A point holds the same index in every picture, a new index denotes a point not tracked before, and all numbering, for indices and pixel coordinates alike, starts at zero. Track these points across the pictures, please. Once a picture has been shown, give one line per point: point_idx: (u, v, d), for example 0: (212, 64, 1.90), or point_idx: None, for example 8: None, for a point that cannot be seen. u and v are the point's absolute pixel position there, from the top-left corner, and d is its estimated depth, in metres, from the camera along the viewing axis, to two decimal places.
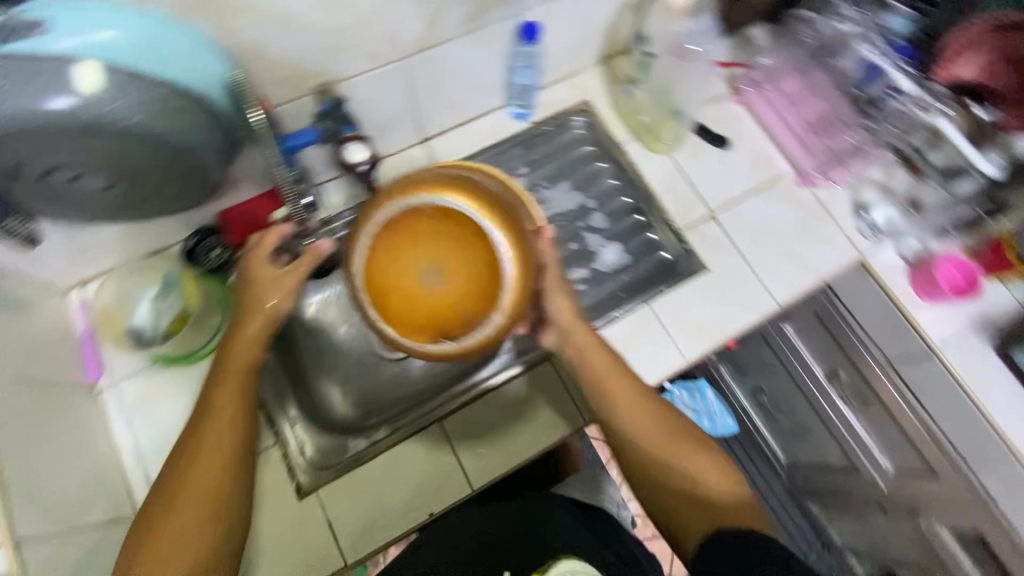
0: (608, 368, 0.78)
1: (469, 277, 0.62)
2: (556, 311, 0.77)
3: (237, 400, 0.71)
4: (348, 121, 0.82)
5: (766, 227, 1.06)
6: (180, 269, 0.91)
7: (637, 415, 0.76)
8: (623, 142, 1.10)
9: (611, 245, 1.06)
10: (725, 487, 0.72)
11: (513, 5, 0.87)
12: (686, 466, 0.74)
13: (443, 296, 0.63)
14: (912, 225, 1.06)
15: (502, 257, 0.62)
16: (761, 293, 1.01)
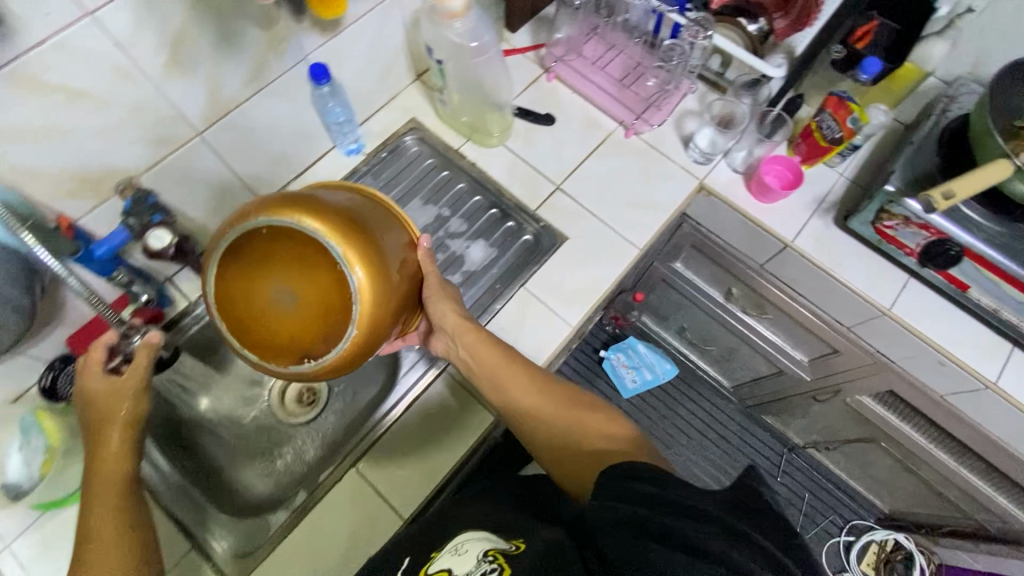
0: (498, 363, 0.86)
1: (328, 303, 0.58)
2: (442, 318, 0.83)
3: (123, 511, 0.69)
4: (157, 208, 0.81)
5: (610, 182, 1.12)
6: (34, 409, 0.87)
7: (527, 389, 0.85)
8: (458, 147, 1.14)
9: (476, 245, 1.09)
10: (614, 437, 0.79)
11: (293, 53, 0.89)
12: (579, 425, 0.81)
13: (298, 318, 0.58)
14: (735, 140, 1.11)
15: (374, 291, 0.60)
16: (621, 243, 1.07)
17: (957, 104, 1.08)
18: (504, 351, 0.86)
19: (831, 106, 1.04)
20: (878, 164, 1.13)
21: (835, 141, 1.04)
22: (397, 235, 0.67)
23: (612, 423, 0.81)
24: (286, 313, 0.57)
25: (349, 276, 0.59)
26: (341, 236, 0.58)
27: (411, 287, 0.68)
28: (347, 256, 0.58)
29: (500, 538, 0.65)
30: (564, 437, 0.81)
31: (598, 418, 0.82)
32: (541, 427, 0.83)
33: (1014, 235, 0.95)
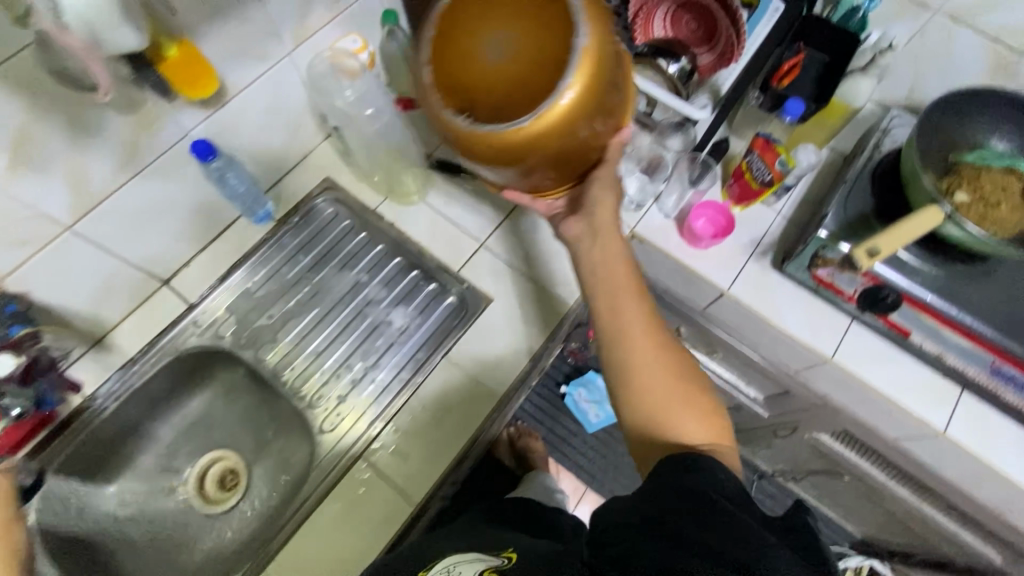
0: (620, 284, 0.69)
1: (567, 87, 0.51)
2: (594, 205, 0.70)
3: None
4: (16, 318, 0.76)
5: (536, 235, 1.06)
6: None
7: (648, 331, 0.67)
8: (377, 206, 1.07)
9: (398, 313, 1.02)
10: (706, 428, 0.63)
11: (169, 131, 0.82)
12: (686, 400, 0.64)
13: (516, 85, 0.50)
14: (666, 183, 1.07)
15: (552, 118, 0.50)
16: (550, 301, 1.01)
17: (889, 136, 1.04)
18: (636, 280, 0.70)
19: (758, 147, 0.99)
20: (817, 200, 1.08)
21: (765, 184, 1.00)
22: (621, 90, 0.55)
23: (709, 422, 0.63)
24: (495, 70, 0.50)
25: (563, 89, 0.50)
26: (604, 21, 0.52)
27: (584, 153, 0.59)
28: (588, 56, 0.50)
29: (489, 554, 0.69)
30: (647, 417, 0.64)
31: (704, 409, 0.64)
32: (634, 407, 0.65)
33: (948, 276, 0.91)
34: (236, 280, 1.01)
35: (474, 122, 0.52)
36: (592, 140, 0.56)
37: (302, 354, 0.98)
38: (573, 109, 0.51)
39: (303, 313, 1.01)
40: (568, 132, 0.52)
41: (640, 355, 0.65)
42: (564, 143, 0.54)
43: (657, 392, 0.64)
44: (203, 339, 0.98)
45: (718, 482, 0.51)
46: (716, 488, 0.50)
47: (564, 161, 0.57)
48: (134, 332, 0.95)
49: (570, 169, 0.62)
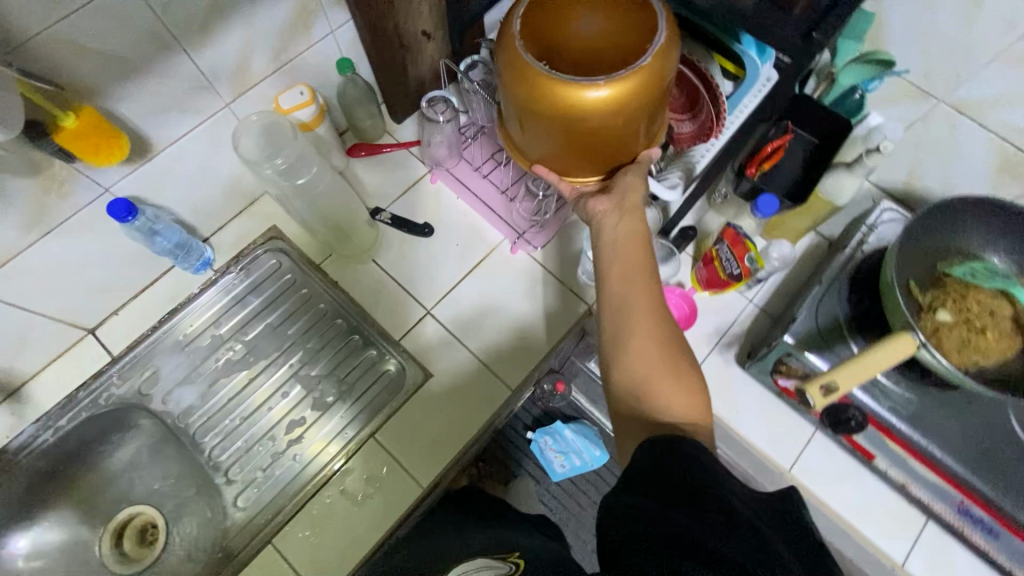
0: (634, 261, 0.66)
1: (630, 51, 0.57)
2: (626, 195, 0.68)
3: None
4: None
5: (486, 307, 1.00)
6: None
7: (644, 289, 0.64)
8: (321, 262, 1.02)
9: (330, 381, 0.96)
10: (687, 408, 0.59)
11: (85, 190, 0.77)
12: (669, 376, 0.60)
13: (596, 37, 0.58)
14: None
15: (617, 88, 0.55)
16: (492, 383, 0.95)
17: (875, 233, 0.96)
18: (645, 243, 0.68)
19: (728, 240, 0.93)
20: (790, 292, 1.01)
21: (733, 278, 0.92)
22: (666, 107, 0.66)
23: (694, 402, 0.59)
24: (584, 39, 0.58)
25: (646, 59, 0.56)
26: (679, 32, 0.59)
27: (586, 142, 0.62)
28: (664, 45, 0.57)
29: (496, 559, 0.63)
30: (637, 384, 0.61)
31: (693, 389, 0.60)
32: (621, 365, 0.62)
33: (920, 402, 0.84)
34: (165, 335, 0.96)
35: (541, 69, 0.56)
36: (641, 130, 0.63)
37: (225, 419, 0.93)
38: (616, 95, 0.56)
39: (231, 375, 0.96)
40: (609, 112, 0.57)
41: (643, 313, 0.63)
42: (595, 126, 0.58)
43: (653, 357, 0.61)
44: (123, 395, 0.93)
45: (715, 466, 0.47)
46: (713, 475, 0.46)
47: (586, 134, 0.60)
48: (54, 383, 0.92)
49: (581, 158, 0.65)
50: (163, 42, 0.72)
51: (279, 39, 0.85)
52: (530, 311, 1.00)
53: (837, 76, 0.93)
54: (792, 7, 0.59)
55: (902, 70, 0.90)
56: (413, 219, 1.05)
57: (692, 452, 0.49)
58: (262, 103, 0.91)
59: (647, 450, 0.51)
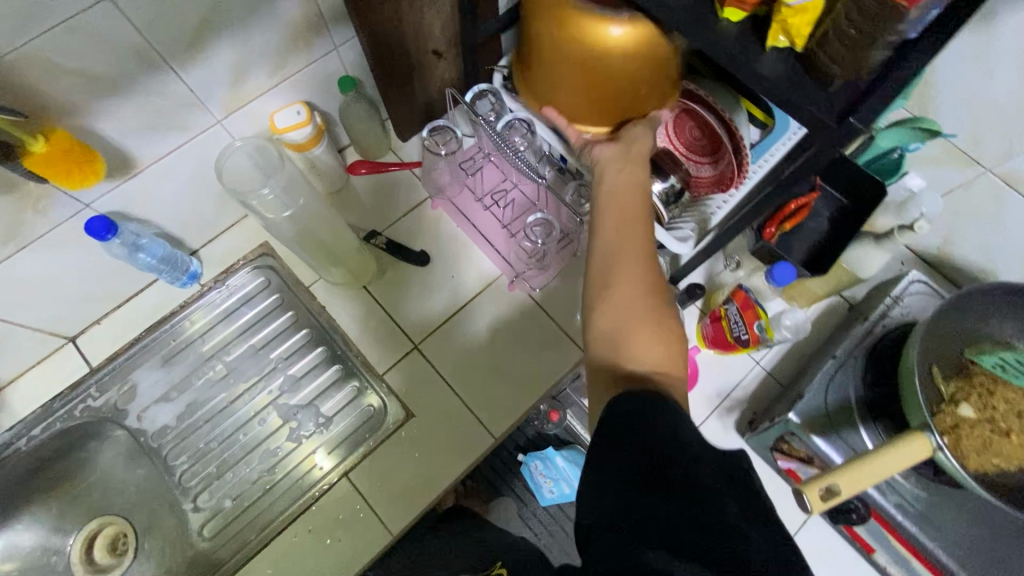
0: (629, 208, 0.61)
1: None
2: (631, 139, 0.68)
3: None
4: None
5: (476, 347, 0.96)
6: None
7: (633, 236, 0.60)
8: (310, 285, 0.98)
9: (308, 412, 0.93)
10: (664, 354, 0.54)
11: (64, 205, 0.74)
12: (652, 323, 0.55)
13: None
14: None
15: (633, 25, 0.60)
16: (476, 429, 0.91)
17: (899, 306, 0.89)
18: (642, 197, 0.63)
19: (738, 302, 0.87)
20: (801, 359, 0.94)
21: (740, 343, 0.86)
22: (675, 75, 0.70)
23: (672, 342, 0.55)
24: None
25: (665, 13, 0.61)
26: None
27: (596, 82, 0.64)
28: None
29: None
30: (616, 324, 0.56)
31: (672, 337, 0.55)
32: (601, 307, 0.57)
33: (930, 500, 0.78)
34: (145, 349, 0.94)
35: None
36: (655, 84, 0.66)
37: (198, 443, 0.91)
38: (630, 35, 0.60)
39: (209, 395, 0.93)
40: (625, 50, 0.61)
41: (629, 252, 0.59)
42: (609, 63, 0.62)
43: (630, 301, 0.56)
44: (99, 408, 0.91)
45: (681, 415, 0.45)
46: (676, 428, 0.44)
47: (598, 70, 0.63)
48: (30, 390, 0.90)
49: (591, 105, 0.68)
50: (149, 60, 0.67)
51: (276, 56, 0.80)
52: (519, 356, 0.95)
53: (874, 136, 0.84)
54: (831, 82, 0.53)
55: (948, 134, 0.82)
56: (410, 245, 1.00)
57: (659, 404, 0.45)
58: (257, 119, 0.87)
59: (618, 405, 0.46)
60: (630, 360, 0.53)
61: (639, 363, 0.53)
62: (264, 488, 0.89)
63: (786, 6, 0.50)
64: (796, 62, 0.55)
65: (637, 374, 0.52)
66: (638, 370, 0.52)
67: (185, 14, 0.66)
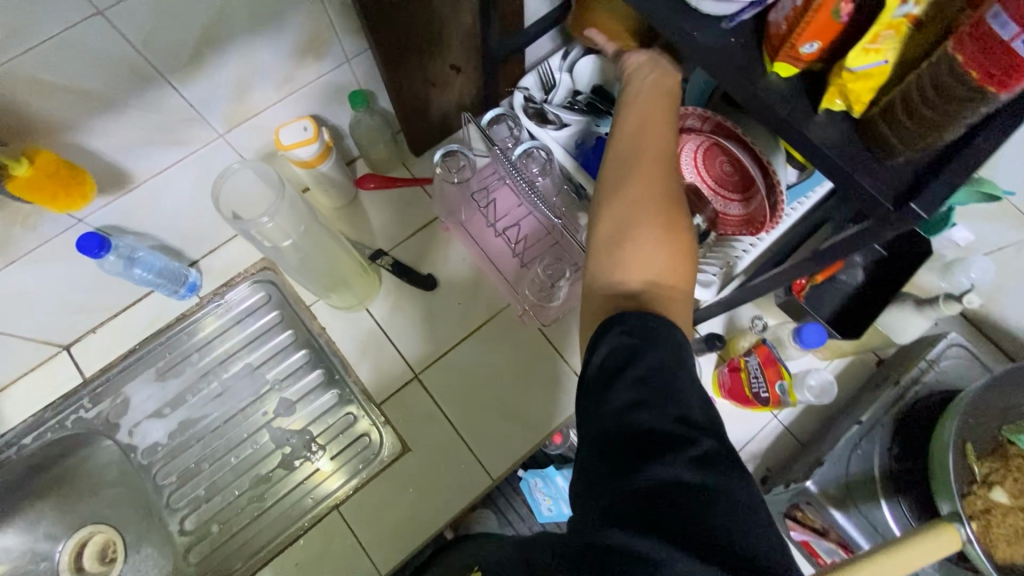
0: (655, 131, 0.62)
1: None
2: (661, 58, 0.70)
3: None
4: None
5: (479, 381, 0.91)
6: None
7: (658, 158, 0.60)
8: (311, 304, 0.94)
9: (301, 439, 0.90)
10: (666, 267, 0.54)
11: (56, 219, 0.71)
12: (659, 231, 0.55)
13: None
14: None
15: None
16: (473, 468, 0.87)
17: (934, 370, 0.82)
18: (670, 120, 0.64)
19: (761, 358, 0.81)
20: (821, 415, 0.89)
21: (760, 400, 0.81)
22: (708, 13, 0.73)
23: (675, 264, 0.55)
24: None
25: None
26: None
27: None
28: None
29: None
30: (617, 236, 0.56)
31: (679, 250, 0.55)
32: (609, 210, 0.58)
33: None
34: (138, 362, 0.91)
35: None
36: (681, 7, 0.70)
37: (189, 462, 0.88)
38: None
39: (203, 413, 0.91)
40: None
41: (645, 173, 0.59)
42: None
43: (637, 213, 0.56)
44: (90, 420, 0.89)
45: (676, 355, 0.47)
46: (671, 372, 0.46)
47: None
48: (25, 396, 0.89)
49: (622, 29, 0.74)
50: (146, 76, 0.63)
51: (284, 70, 0.76)
52: (521, 395, 0.91)
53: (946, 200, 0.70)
54: (891, 157, 0.46)
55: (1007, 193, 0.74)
56: (416, 268, 0.96)
57: (659, 339, 0.47)
58: (262, 132, 0.83)
59: (613, 334, 0.49)
60: (621, 273, 0.54)
61: (633, 275, 0.53)
62: (252, 515, 0.86)
63: (847, 70, 0.44)
64: (851, 128, 0.49)
65: (626, 288, 0.53)
66: (626, 284, 0.53)
67: (187, 31, 0.61)
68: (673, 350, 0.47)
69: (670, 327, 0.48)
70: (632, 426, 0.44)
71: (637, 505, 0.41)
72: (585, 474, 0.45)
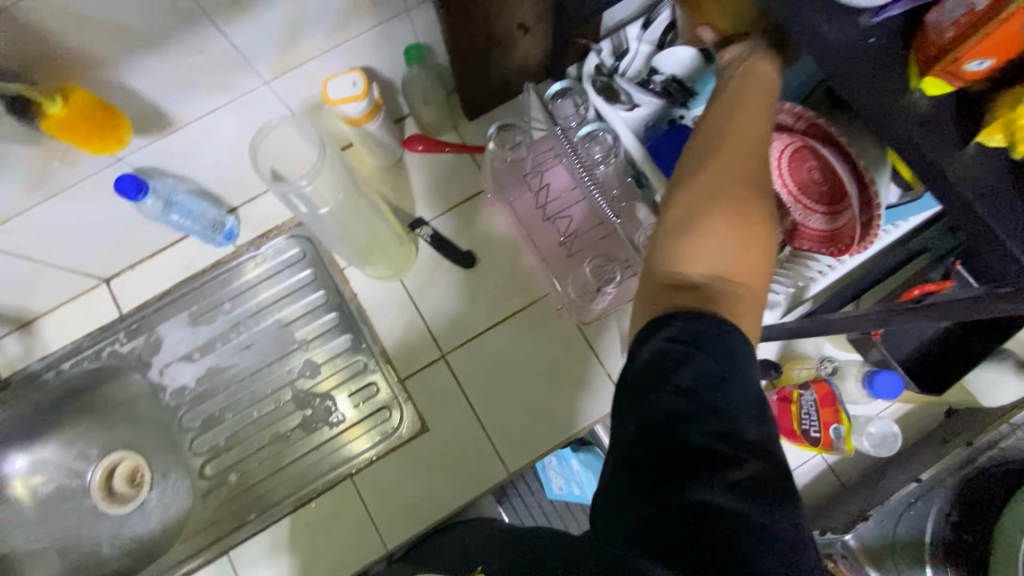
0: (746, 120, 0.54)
1: None
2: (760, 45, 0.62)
3: None
4: None
5: (508, 370, 0.87)
6: None
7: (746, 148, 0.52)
8: (344, 268, 0.91)
9: (323, 402, 0.89)
10: (739, 261, 0.45)
11: (96, 158, 0.68)
12: (738, 221, 0.46)
13: None
14: None
15: None
16: (490, 459, 0.85)
17: (1016, 436, 0.71)
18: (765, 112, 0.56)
19: (818, 395, 0.73)
20: (871, 460, 0.81)
21: (808, 438, 0.75)
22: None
23: (747, 260, 0.46)
24: None
25: None
26: None
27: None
28: None
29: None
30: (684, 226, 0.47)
31: (756, 247, 0.46)
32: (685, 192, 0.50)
33: None
34: (173, 304, 0.91)
35: None
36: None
37: (214, 409, 0.90)
38: None
39: (231, 364, 0.91)
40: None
41: (727, 160, 0.51)
42: None
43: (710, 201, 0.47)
44: (124, 354, 0.91)
45: (735, 362, 0.40)
46: (722, 378, 0.39)
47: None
48: (66, 324, 0.91)
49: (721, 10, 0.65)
50: (190, 16, 0.58)
51: (338, 17, 0.69)
52: (548, 392, 0.87)
53: None
54: None
55: None
56: (455, 244, 0.90)
57: (713, 345, 0.40)
58: (310, 82, 0.77)
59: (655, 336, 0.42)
60: (682, 262, 0.45)
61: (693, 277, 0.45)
62: (270, 468, 0.87)
63: None
64: (1003, 173, 0.39)
65: (686, 279, 0.44)
66: (686, 273, 0.45)
67: None
68: (730, 358, 0.40)
69: (734, 333, 0.41)
70: (672, 446, 0.38)
71: (673, 536, 0.36)
72: (611, 495, 0.40)
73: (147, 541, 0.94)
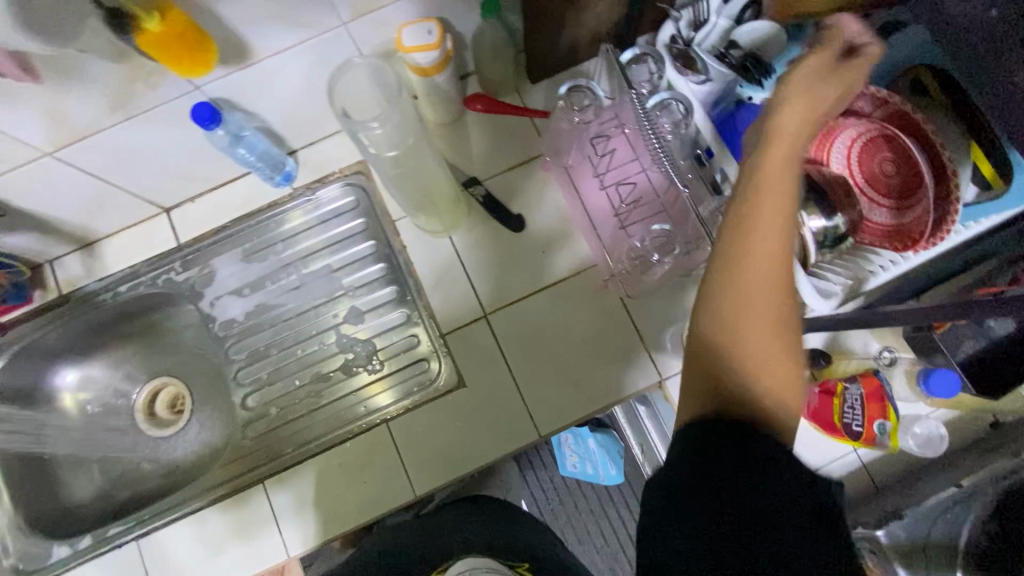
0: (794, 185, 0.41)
1: None
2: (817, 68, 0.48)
3: None
4: None
5: (548, 336, 0.88)
6: None
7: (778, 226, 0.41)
8: (395, 219, 0.92)
9: (364, 348, 0.91)
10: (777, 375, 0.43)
11: (176, 83, 0.70)
12: (769, 332, 0.42)
13: None
14: None
15: None
16: (523, 420, 0.86)
17: None
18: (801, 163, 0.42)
19: (866, 390, 0.74)
20: (909, 463, 0.80)
21: (849, 432, 0.74)
22: None
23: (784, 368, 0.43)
24: None
25: None
26: None
27: None
28: None
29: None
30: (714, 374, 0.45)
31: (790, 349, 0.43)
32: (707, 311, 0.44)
33: None
34: (228, 239, 0.94)
35: None
36: None
37: (258, 344, 0.92)
38: None
39: (279, 303, 0.93)
40: None
41: (754, 277, 0.41)
42: None
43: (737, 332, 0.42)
44: (178, 283, 0.94)
45: (797, 461, 0.42)
46: (782, 466, 0.42)
47: None
48: (126, 248, 0.94)
49: None
50: None
51: None
52: (586, 362, 0.87)
53: None
54: None
55: None
56: (506, 206, 0.90)
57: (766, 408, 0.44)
58: (385, 27, 0.77)
59: (695, 428, 0.45)
60: (713, 385, 0.45)
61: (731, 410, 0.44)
62: (308, 407, 0.90)
63: None
64: None
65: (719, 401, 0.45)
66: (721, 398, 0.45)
67: None
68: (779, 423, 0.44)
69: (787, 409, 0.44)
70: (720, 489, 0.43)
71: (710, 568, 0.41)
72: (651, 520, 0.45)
73: (184, 464, 0.98)
